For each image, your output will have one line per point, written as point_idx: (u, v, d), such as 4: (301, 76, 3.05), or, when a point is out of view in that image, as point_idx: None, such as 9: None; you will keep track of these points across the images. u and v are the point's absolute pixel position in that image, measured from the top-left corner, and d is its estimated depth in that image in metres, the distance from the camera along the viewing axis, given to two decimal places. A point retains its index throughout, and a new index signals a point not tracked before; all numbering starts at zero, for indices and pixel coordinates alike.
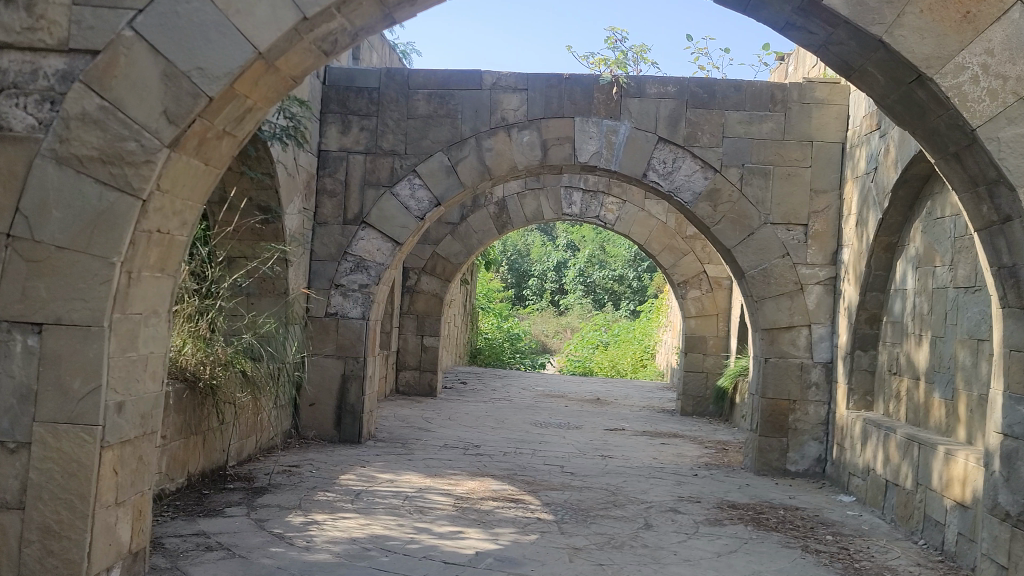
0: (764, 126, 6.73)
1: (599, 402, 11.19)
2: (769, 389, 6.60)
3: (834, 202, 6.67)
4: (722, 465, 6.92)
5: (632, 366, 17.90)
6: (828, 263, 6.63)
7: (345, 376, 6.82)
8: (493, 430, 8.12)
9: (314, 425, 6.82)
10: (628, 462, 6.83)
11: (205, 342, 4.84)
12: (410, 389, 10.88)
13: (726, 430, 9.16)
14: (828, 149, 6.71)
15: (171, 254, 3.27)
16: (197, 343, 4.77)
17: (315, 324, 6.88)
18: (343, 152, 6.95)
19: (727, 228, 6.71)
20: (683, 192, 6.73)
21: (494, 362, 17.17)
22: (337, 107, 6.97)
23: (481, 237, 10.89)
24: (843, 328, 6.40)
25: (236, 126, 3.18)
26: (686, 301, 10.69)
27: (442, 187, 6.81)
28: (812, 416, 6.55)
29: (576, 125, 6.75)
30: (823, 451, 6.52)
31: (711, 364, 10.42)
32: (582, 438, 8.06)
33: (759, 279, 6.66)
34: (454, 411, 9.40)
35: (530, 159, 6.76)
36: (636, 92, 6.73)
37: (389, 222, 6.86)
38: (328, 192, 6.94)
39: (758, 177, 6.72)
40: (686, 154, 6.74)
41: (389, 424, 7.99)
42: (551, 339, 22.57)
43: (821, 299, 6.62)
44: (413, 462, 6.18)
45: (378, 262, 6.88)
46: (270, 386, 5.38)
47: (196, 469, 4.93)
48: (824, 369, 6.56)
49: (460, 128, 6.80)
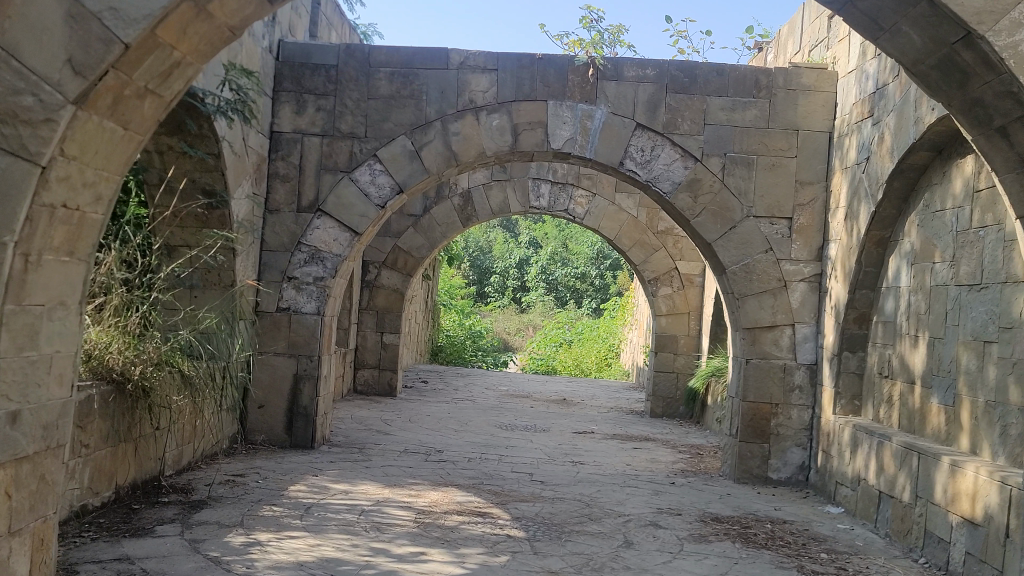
0: (748, 113, 6.34)
1: (566, 403, 10.78)
2: (750, 393, 6.22)
3: (821, 194, 6.31)
4: (699, 472, 6.54)
5: (597, 365, 17.51)
6: (813, 259, 6.28)
7: (297, 376, 6.30)
8: (455, 433, 7.66)
9: (263, 429, 6.29)
10: (600, 470, 6.40)
11: (136, 339, 4.31)
12: (369, 389, 10.33)
13: (699, 433, 8.80)
14: (815, 138, 6.33)
15: (82, 235, 2.76)
16: (126, 340, 4.25)
17: (265, 320, 6.34)
18: (297, 134, 6.42)
19: (707, 221, 6.32)
20: (662, 181, 6.33)
21: (456, 359, 16.71)
22: (291, 85, 6.42)
23: (445, 230, 10.46)
24: (830, 328, 6.04)
25: (162, 84, 2.69)
26: (657, 298, 10.29)
27: (405, 173, 6.32)
28: (795, 421, 6.19)
29: (549, 109, 6.33)
30: (806, 458, 6.17)
31: (682, 364, 10.06)
32: (550, 441, 7.64)
33: (741, 275, 6.27)
34: (415, 412, 8.92)
35: (500, 144, 6.31)
36: (613, 74, 6.32)
37: (347, 210, 6.34)
38: (280, 177, 6.41)
39: (741, 167, 6.33)
40: (666, 141, 6.33)
41: (345, 428, 7.48)
42: (513, 337, 22.15)
43: (805, 297, 6.26)
44: (370, 471, 5.68)
45: (334, 254, 6.36)
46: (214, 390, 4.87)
47: (126, 481, 4.40)
48: (808, 371, 6.21)
49: (425, 110, 6.32)
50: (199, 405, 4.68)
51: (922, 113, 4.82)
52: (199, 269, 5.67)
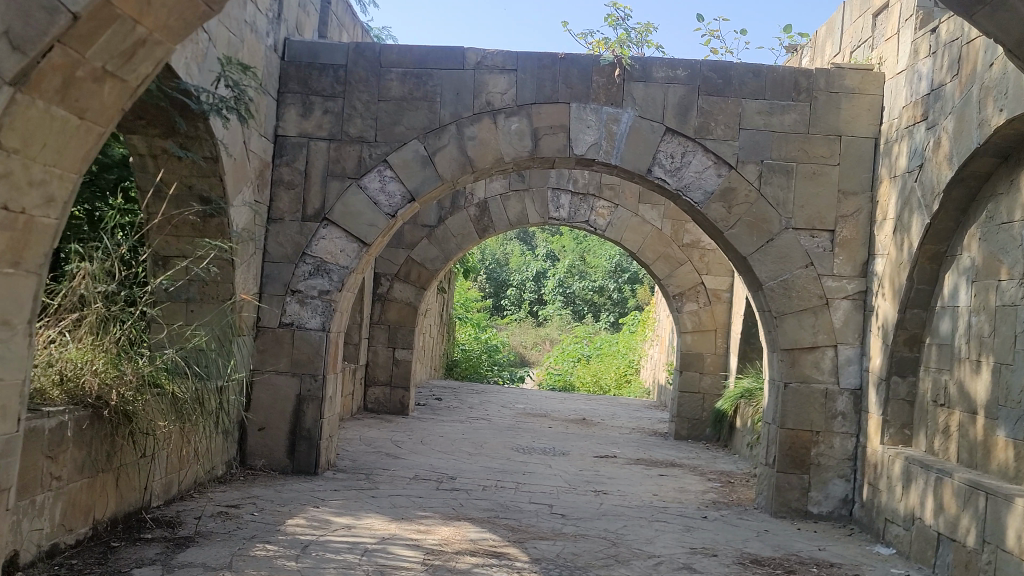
0: (786, 117, 5.88)
1: (585, 424, 10.30)
2: (788, 419, 5.75)
3: (865, 205, 5.83)
4: (732, 505, 6.05)
5: (616, 382, 17.02)
6: (857, 275, 5.80)
7: (300, 397, 5.88)
8: (470, 457, 7.22)
9: (263, 454, 5.86)
10: (625, 501, 5.92)
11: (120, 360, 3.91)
12: (380, 407, 9.89)
13: (727, 458, 8.33)
14: (859, 144, 5.85)
15: (32, 242, 2.34)
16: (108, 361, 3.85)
17: (266, 336, 5.92)
18: (303, 139, 6.01)
19: (742, 233, 5.87)
20: (694, 190, 5.89)
21: (472, 374, 16.28)
22: (297, 86, 6.01)
23: (460, 242, 10.06)
24: (876, 350, 5.56)
25: (124, 65, 2.28)
26: (681, 315, 9.81)
27: (418, 180, 5.91)
28: (838, 450, 5.71)
29: (572, 112, 5.90)
30: (850, 491, 5.68)
31: (708, 384, 9.59)
32: (570, 467, 7.17)
33: (779, 292, 5.82)
34: (428, 432, 8.48)
35: (519, 150, 5.90)
36: (641, 76, 5.89)
37: (355, 219, 5.93)
38: (285, 183, 5.99)
39: (779, 175, 5.87)
40: (698, 147, 5.89)
41: (353, 450, 7.05)
42: (530, 351, 21.71)
43: (848, 316, 5.78)
44: (376, 501, 5.23)
45: (341, 266, 5.94)
46: (210, 417, 4.46)
47: (104, 516, 3.96)
48: (851, 397, 5.73)
49: (439, 113, 5.91)
50: (191, 434, 4.26)
51: (988, 115, 4.35)
52: (195, 282, 5.29)
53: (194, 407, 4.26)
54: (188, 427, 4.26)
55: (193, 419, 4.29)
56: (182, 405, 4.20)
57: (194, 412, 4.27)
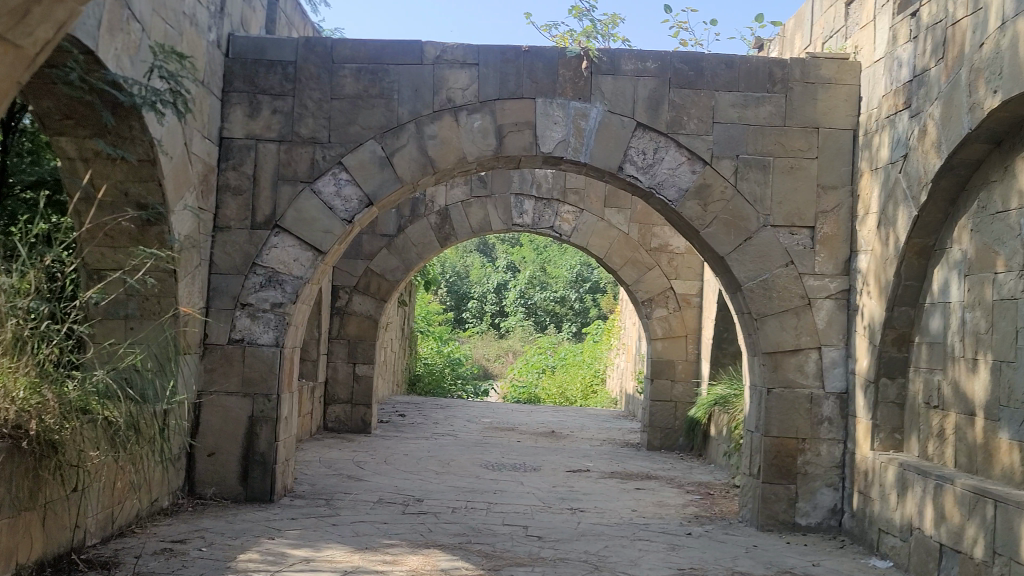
0: (762, 109, 5.61)
1: (554, 436, 9.95)
2: (773, 426, 5.47)
3: (846, 200, 5.58)
4: (715, 519, 5.74)
5: (582, 393, 16.71)
6: (839, 273, 5.54)
7: (252, 419, 5.45)
8: (437, 476, 6.84)
9: (213, 481, 5.41)
10: (604, 518, 5.58)
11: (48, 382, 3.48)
12: (341, 426, 9.41)
13: (703, 468, 8.04)
14: (838, 136, 5.60)
15: None
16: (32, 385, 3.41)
17: (215, 354, 5.49)
18: (250, 140, 5.59)
19: (719, 231, 5.59)
20: (667, 188, 5.61)
21: (434, 389, 15.89)
22: (243, 84, 5.59)
23: (421, 252, 9.70)
24: (862, 351, 5.30)
25: (15, 27, 1.94)
26: (651, 321, 9.51)
27: (375, 183, 5.54)
28: (825, 457, 5.43)
29: (538, 108, 5.59)
30: (839, 501, 5.40)
31: (680, 392, 9.31)
32: (543, 483, 6.83)
33: (759, 293, 5.54)
34: (391, 451, 8.06)
35: (482, 149, 5.56)
36: (609, 68, 5.60)
37: (308, 226, 5.53)
38: (231, 189, 5.57)
39: (755, 171, 5.60)
40: (670, 143, 5.60)
41: (312, 473, 6.62)
42: (493, 363, 21.36)
43: (832, 316, 5.52)
44: (337, 530, 4.82)
45: (295, 276, 5.53)
46: (151, 443, 4.04)
47: (29, 561, 3.50)
48: (837, 401, 5.46)
49: (397, 111, 5.55)
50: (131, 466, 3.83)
51: (980, 98, 4.11)
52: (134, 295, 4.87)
53: (131, 434, 3.84)
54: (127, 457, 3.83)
55: (132, 447, 3.86)
56: (118, 432, 3.77)
57: (131, 439, 3.84)
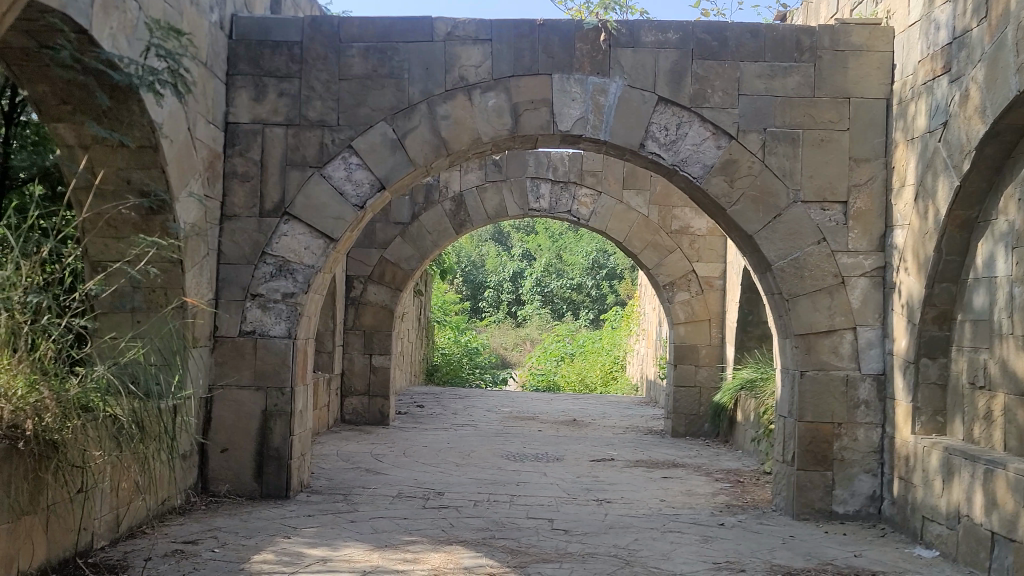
0: (789, 80, 5.35)
1: (576, 425, 9.74)
2: (807, 411, 5.23)
3: (880, 172, 5.32)
4: (748, 508, 5.51)
5: (602, 379, 16.51)
6: (875, 249, 5.29)
7: (266, 413, 5.27)
8: (457, 468, 6.65)
9: (226, 478, 5.23)
10: (632, 509, 5.37)
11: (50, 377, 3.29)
12: (358, 418, 9.22)
13: (730, 455, 7.82)
14: (870, 106, 5.34)
15: None
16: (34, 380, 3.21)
17: (225, 346, 5.30)
18: (257, 125, 5.39)
19: (747, 208, 5.35)
20: (692, 164, 5.37)
21: (453, 379, 15.76)
22: (248, 67, 5.38)
23: (436, 239, 9.51)
24: (900, 331, 5.05)
25: None
26: (673, 305, 9.27)
27: (387, 167, 5.33)
28: (862, 443, 5.20)
29: (555, 84, 5.35)
30: (878, 487, 5.17)
31: (704, 377, 9.08)
32: (567, 473, 6.63)
33: (790, 272, 5.30)
34: (410, 443, 7.89)
35: (497, 128, 5.34)
36: (628, 41, 5.35)
37: (319, 212, 5.33)
38: (239, 176, 5.38)
39: (784, 144, 5.35)
40: (694, 117, 5.36)
41: (330, 468, 6.45)
42: (511, 352, 21.23)
43: (867, 294, 5.27)
44: (356, 527, 4.64)
45: (306, 265, 5.33)
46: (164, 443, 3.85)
47: (31, 567, 3.33)
48: (874, 383, 5.22)
49: (407, 91, 5.34)
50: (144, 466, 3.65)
51: None
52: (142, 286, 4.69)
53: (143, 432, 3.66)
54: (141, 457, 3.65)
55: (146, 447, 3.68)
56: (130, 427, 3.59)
57: (143, 438, 3.66)
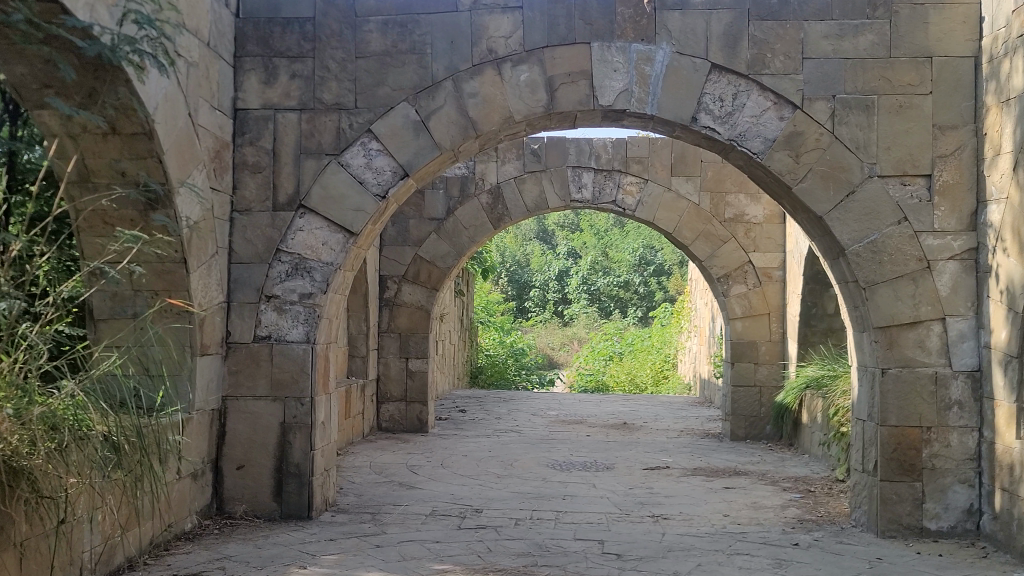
0: (861, 40, 4.70)
1: (627, 429, 9.15)
2: (890, 413, 4.60)
3: (969, 140, 4.67)
4: (823, 524, 4.89)
5: (653, 379, 16.00)
6: (964, 229, 4.63)
7: (284, 426, 4.80)
8: (498, 479, 6.14)
9: (243, 498, 4.76)
10: (693, 528, 4.78)
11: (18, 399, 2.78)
12: (396, 426, 8.74)
13: (797, 460, 7.19)
14: (956, 65, 4.67)
15: None
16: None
17: (239, 353, 4.84)
18: (268, 111, 4.92)
19: (816, 186, 4.73)
20: (751, 139, 4.77)
21: (498, 381, 15.29)
22: (257, 47, 4.91)
23: (472, 235, 9.02)
24: (999, 321, 4.40)
25: None
26: (729, 299, 8.63)
27: (410, 152, 4.83)
28: (956, 449, 4.55)
29: (594, 53, 4.80)
30: (976, 500, 4.51)
31: (764, 376, 8.45)
32: (618, 484, 6.06)
33: (868, 257, 4.68)
34: (448, 452, 7.39)
35: (531, 106, 4.80)
36: (677, 2, 4.77)
37: (337, 204, 4.85)
38: (249, 166, 4.92)
39: (856, 112, 4.71)
40: (752, 85, 4.76)
41: (361, 482, 5.97)
42: (560, 352, 21.09)
43: (957, 280, 4.62)
44: (382, 553, 4.13)
45: (324, 262, 4.86)
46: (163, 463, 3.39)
47: None
48: (969, 381, 4.57)
49: (431, 68, 4.82)
50: (136, 494, 3.16)
51: None
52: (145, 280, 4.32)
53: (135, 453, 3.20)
54: (132, 482, 3.18)
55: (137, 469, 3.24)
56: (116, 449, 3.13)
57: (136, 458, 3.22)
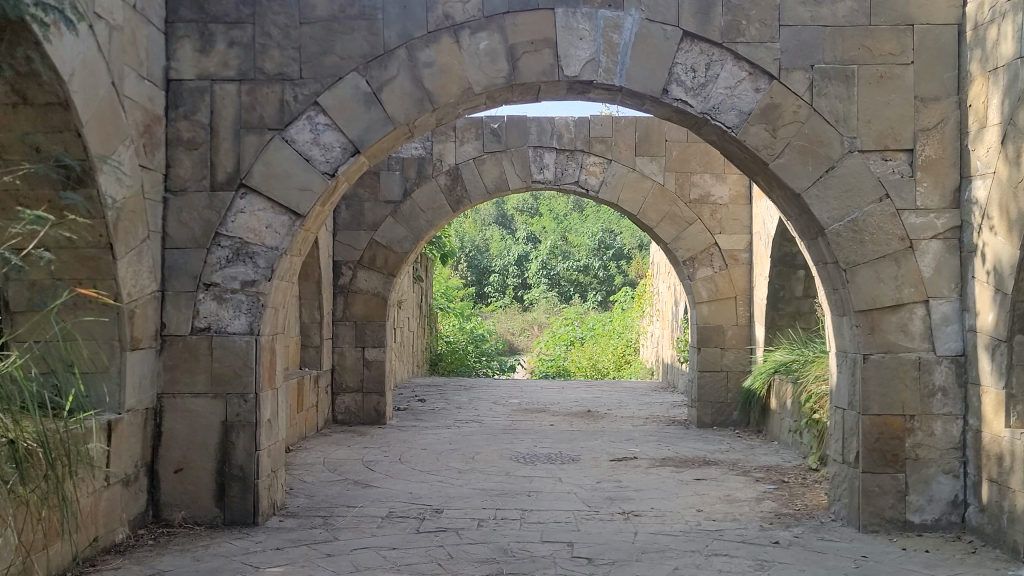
0: (841, 6, 4.43)
1: (591, 417, 8.88)
2: (873, 402, 4.37)
3: (952, 112, 4.43)
4: (802, 518, 4.65)
5: (615, 364, 15.76)
6: (948, 206, 4.40)
7: (226, 425, 4.43)
8: (459, 475, 5.81)
9: (182, 504, 4.38)
10: (667, 525, 4.51)
11: None
12: (352, 418, 8.39)
13: (767, 448, 6.98)
14: (938, 34, 4.43)
15: None
16: None
17: (176, 347, 4.45)
18: (204, 82, 4.51)
19: (793, 162, 4.47)
20: (725, 112, 4.49)
21: (458, 369, 14.93)
22: (191, 12, 4.49)
23: (430, 218, 8.65)
24: (985, 303, 4.18)
25: None
26: (695, 282, 8.39)
27: (361, 126, 4.46)
28: (941, 438, 4.33)
29: (558, 20, 4.47)
30: (961, 491, 4.31)
31: (731, 361, 8.23)
32: (586, 478, 5.78)
33: (848, 237, 4.43)
34: (406, 446, 7.05)
35: (491, 76, 4.46)
36: None
37: (281, 183, 4.47)
38: (184, 143, 4.51)
39: (837, 83, 4.44)
40: (726, 55, 4.47)
41: (313, 481, 5.61)
42: (518, 338, 20.52)
43: (941, 260, 4.39)
44: (333, 563, 3.79)
45: (268, 247, 4.48)
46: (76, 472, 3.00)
47: None
48: (953, 366, 4.35)
49: (382, 35, 4.45)
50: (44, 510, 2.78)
51: None
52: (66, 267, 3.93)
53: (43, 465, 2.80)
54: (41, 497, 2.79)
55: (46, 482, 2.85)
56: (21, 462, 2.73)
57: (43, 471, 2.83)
